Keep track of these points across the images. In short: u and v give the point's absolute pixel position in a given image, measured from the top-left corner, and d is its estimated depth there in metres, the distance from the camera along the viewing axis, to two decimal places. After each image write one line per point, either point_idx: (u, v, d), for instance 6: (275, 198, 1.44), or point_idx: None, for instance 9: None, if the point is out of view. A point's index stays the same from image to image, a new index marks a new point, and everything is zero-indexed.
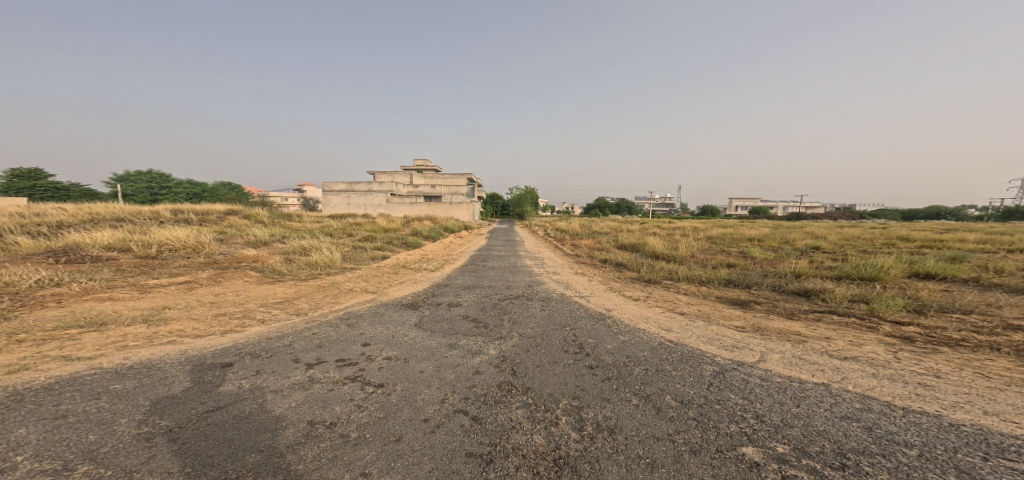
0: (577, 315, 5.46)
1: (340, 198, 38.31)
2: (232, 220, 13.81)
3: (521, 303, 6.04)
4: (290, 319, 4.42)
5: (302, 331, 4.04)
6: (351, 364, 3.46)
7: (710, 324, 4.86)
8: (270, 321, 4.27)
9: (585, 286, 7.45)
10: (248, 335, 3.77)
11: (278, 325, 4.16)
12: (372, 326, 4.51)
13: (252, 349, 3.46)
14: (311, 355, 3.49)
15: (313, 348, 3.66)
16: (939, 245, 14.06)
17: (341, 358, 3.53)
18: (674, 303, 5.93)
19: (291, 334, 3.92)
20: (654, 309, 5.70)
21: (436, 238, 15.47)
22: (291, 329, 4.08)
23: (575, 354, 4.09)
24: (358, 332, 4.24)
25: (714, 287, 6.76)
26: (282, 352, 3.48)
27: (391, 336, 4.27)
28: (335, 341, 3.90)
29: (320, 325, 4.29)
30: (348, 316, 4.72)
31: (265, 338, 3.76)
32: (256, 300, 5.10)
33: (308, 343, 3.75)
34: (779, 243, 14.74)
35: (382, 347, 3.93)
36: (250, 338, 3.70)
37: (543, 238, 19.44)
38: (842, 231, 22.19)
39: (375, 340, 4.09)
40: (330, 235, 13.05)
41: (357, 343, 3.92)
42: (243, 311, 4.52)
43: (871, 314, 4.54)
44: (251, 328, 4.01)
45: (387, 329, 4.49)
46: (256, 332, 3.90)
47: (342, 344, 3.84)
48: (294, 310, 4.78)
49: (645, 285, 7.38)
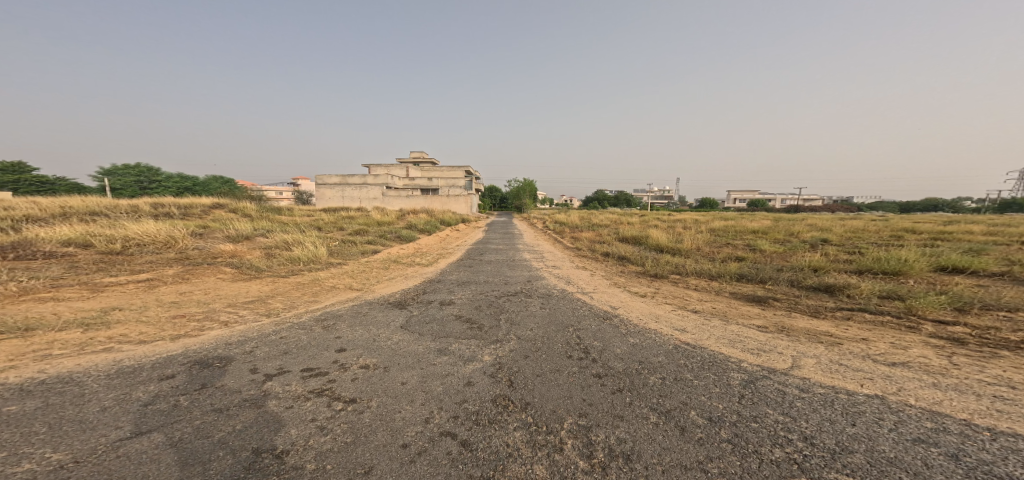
0: (580, 314, 5.01)
1: (334, 192, 37.64)
2: (217, 214, 13.22)
3: (519, 300, 5.56)
4: (259, 320, 3.91)
5: (270, 335, 3.55)
6: (319, 375, 2.97)
7: (728, 323, 4.40)
8: (234, 324, 3.76)
9: (587, 281, 6.99)
10: (204, 341, 3.27)
11: (243, 328, 3.65)
12: (352, 328, 4.02)
13: (204, 358, 2.95)
14: (273, 365, 2.99)
15: (278, 355, 3.18)
16: (951, 237, 13.62)
17: (309, 368, 3.04)
18: (685, 300, 5.47)
19: (256, 339, 3.42)
20: (664, 306, 5.24)
21: (431, 231, 14.97)
22: (257, 333, 3.58)
23: (580, 360, 3.63)
24: (334, 336, 3.75)
25: (726, 282, 6.31)
26: (239, 361, 2.98)
27: (372, 340, 3.79)
28: (305, 347, 3.41)
29: (291, 328, 3.78)
30: (325, 317, 4.22)
31: (224, 343, 3.26)
32: (224, 298, 4.58)
33: (273, 349, 3.26)
34: (784, 235, 14.35)
35: (361, 354, 3.44)
36: (206, 344, 3.20)
37: (542, 230, 19.04)
38: (847, 224, 21.75)
39: (353, 345, 3.61)
40: (320, 229, 12.51)
41: (332, 349, 3.44)
42: (206, 312, 4.00)
43: (908, 312, 4.09)
44: (210, 330, 3.50)
45: (368, 331, 4.01)
46: (216, 336, 3.40)
47: (314, 350, 3.36)
48: (265, 310, 4.26)
49: (652, 280, 6.90)
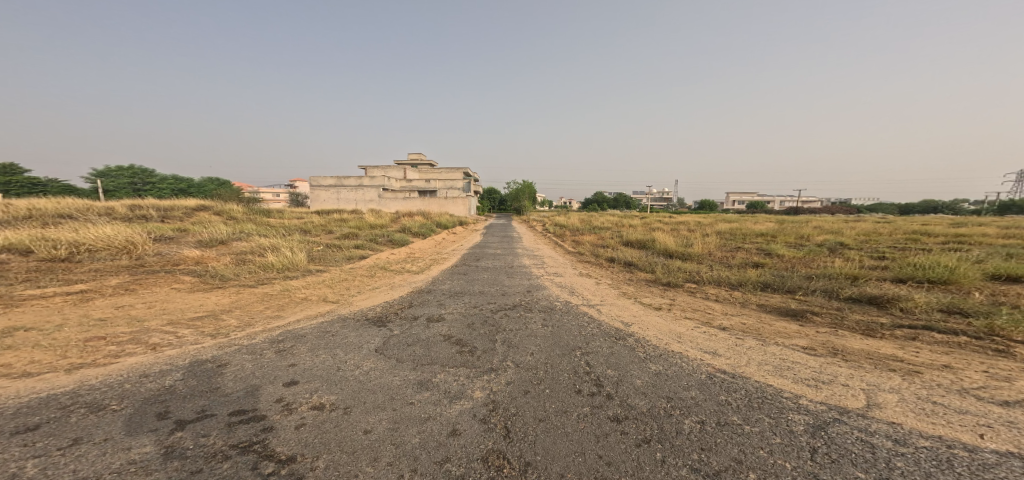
0: (588, 333, 4.34)
1: (329, 193, 36.90)
2: (197, 216, 12.44)
3: (517, 316, 4.89)
4: (197, 343, 3.20)
5: (204, 363, 2.85)
6: (253, 420, 2.27)
7: (767, 345, 3.73)
8: (165, 347, 3.05)
9: (593, 291, 6.31)
10: (111, 372, 2.57)
11: (173, 353, 2.95)
12: (314, 352, 3.32)
13: (96, 398, 2.26)
14: (194, 407, 2.30)
15: (206, 392, 2.49)
16: (968, 240, 13.08)
17: (242, 410, 2.35)
18: (709, 314, 4.80)
19: (182, 368, 2.72)
20: (686, 323, 4.55)
21: (426, 234, 14.27)
22: (190, 360, 2.87)
23: (593, 400, 2.95)
24: (287, 364, 3.04)
25: (750, 292, 5.64)
26: (145, 402, 2.28)
27: (335, 368, 3.09)
28: (244, 380, 2.70)
29: (235, 353, 3.09)
30: (283, 339, 3.52)
31: (138, 375, 2.57)
32: (167, 312, 3.86)
33: (201, 383, 2.57)
34: (795, 238, 13.73)
35: (317, 388, 2.75)
36: (112, 376, 2.51)
37: (542, 233, 18.44)
38: (855, 226, 21.17)
39: (309, 375, 2.91)
40: (307, 232, 11.77)
41: (279, 382, 2.74)
42: (135, 331, 3.29)
43: (986, 332, 3.44)
44: (128, 357, 2.80)
45: (335, 357, 3.31)
46: (130, 364, 2.70)
47: (256, 384, 2.67)
48: (215, 329, 3.56)
49: (667, 289, 6.22)
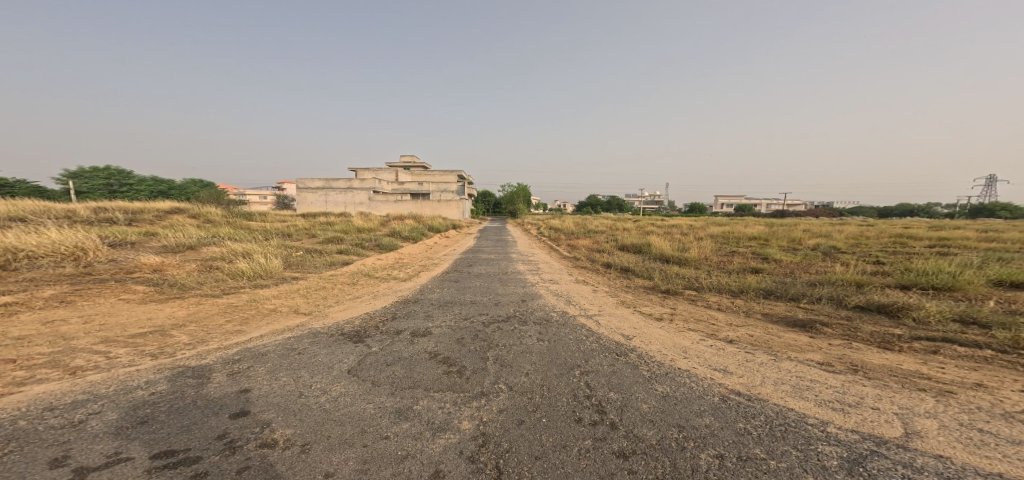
0: (585, 352, 4.00)
1: (316, 196, 36.02)
2: (171, 219, 11.76)
3: (511, 330, 4.55)
4: (129, 365, 2.75)
5: (133, 391, 2.43)
6: (183, 465, 1.86)
7: (780, 360, 3.44)
8: (87, 371, 2.61)
9: (590, 300, 6.00)
10: (6, 404, 2.17)
11: (95, 379, 2.52)
12: (273, 375, 2.90)
13: None
14: (103, 450, 1.89)
15: (125, 429, 2.08)
16: (956, 244, 13.22)
17: (170, 451, 1.95)
18: (713, 326, 4.52)
19: (101, 398, 2.31)
20: (689, 336, 4.25)
21: (415, 238, 13.80)
22: (115, 387, 2.45)
23: (594, 431, 2.63)
24: (239, 391, 2.62)
25: (753, 300, 5.39)
26: (38, 445, 1.88)
27: (296, 395, 2.68)
28: (182, 412, 2.29)
29: (176, 378, 2.66)
30: (239, 359, 3.08)
31: (42, 409, 2.15)
32: (103, 328, 3.37)
33: (122, 418, 2.16)
34: (789, 242, 13.70)
35: (270, 420, 2.34)
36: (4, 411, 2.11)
37: (536, 237, 18.14)
38: (844, 229, 21.39)
39: (264, 404, 2.51)
40: (288, 236, 11.21)
41: (224, 413, 2.33)
42: (57, 352, 2.83)
43: (1012, 345, 3.21)
44: (35, 385, 2.37)
45: (299, 380, 2.90)
46: (34, 394, 2.28)
47: (193, 417, 2.26)
48: (156, 347, 3.11)
49: (666, 298, 5.93)
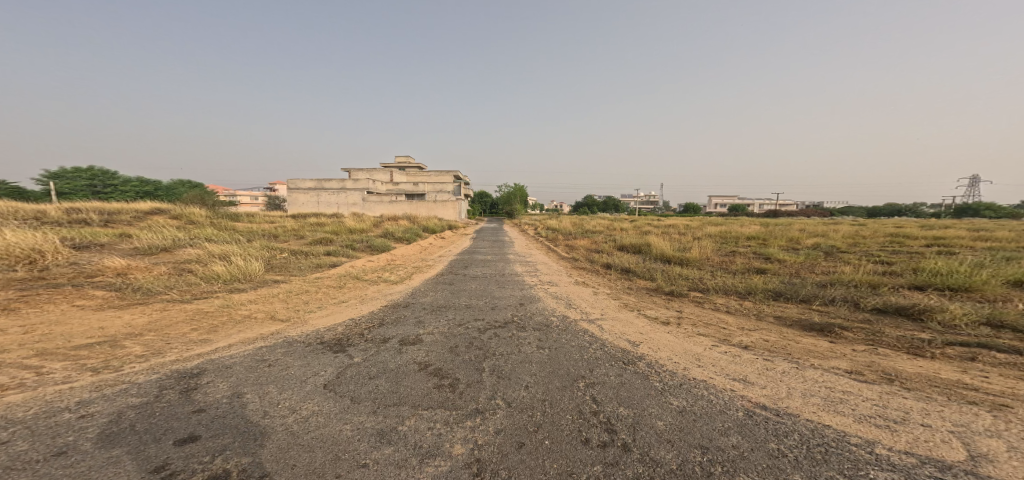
0: (588, 362, 3.69)
1: (307, 196, 35.34)
2: (150, 220, 11.24)
3: (509, 337, 4.24)
4: (63, 383, 2.40)
5: (58, 414, 2.10)
6: None
7: (805, 368, 3.14)
8: (9, 391, 2.26)
9: (591, 304, 5.71)
10: None
11: (15, 400, 2.18)
12: (236, 393, 2.56)
13: None
14: None
15: (34, 463, 1.75)
16: (953, 243, 13.18)
17: None
18: (725, 330, 4.23)
19: (17, 424, 1.98)
20: (701, 342, 3.96)
21: (409, 238, 13.43)
22: (36, 410, 2.11)
23: (605, 454, 2.31)
24: (192, 414, 2.27)
25: (763, 302, 5.12)
26: None
27: (259, 416, 2.35)
28: (115, 440, 1.95)
29: (118, 397, 2.33)
30: (198, 373, 2.74)
31: None
32: (44, 340, 2.97)
33: (33, 450, 1.82)
34: (788, 241, 13.57)
35: (224, 447, 2.01)
36: None
37: (532, 237, 17.84)
38: (839, 229, 21.40)
39: (218, 428, 2.18)
40: (275, 237, 10.77)
41: (167, 439, 2.02)
42: None
43: None
44: None
45: (266, 398, 2.56)
46: None
47: (126, 446, 1.93)
48: (99, 361, 2.74)
49: (671, 300, 5.64)
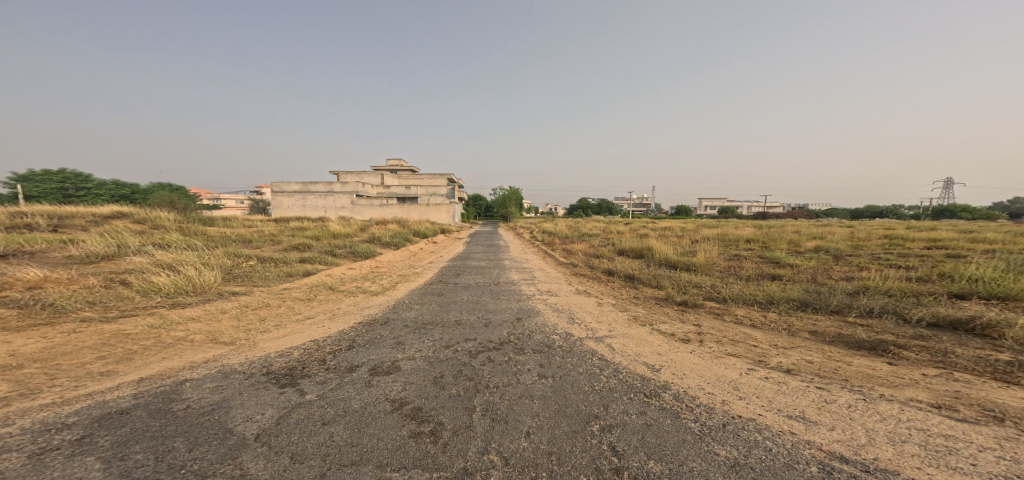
0: (601, 398, 3.02)
1: (292, 200, 34.14)
2: (109, 225, 10.25)
3: (505, 365, 3.57)
4: None
5: None
6: None
7: (876, 400, 2.53)
8: None
9: (596, 318, 5.09)
10: None
11: None
12: (118, 452, 1.84)
13: None
14: None
15: None
16: (951, 245, 13.05)
17: None
18: (757, 349, 3.63)
19: None
20: (734, 365, 3.33)
21: (396, 242, 12.67)
22: None
23: None
24: None
25: (790, 313, 4.55)
26: None
27: None
28: None
29: None
30: (73, 423, 2.01)
31: None
32: None
33: None
34: (789, 244, 13.25)
35: None
36: None
37: (526, 242, 17.27)
38: (834, 231, 21.30)
39: None
40: (248, 243, 9.90)
41: None
42: None
43: None
44: None
45: (159, 460, 1.82)
46: None
47: None
48: None
49: (686, 312, 5.03)
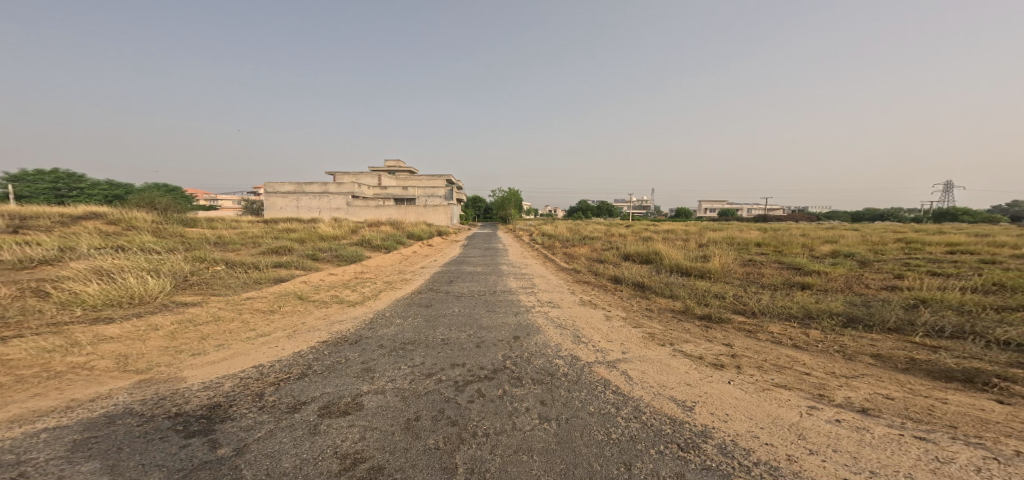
0: (621, 452, 2.30)
1: (287, 200, 33.47)
2: (76, 226, 9.54)
3: (501, 408, 2.86)
4: None
5: None
6: None
7: (1014, 463, 1.82)
8: None
9: (604, 338, 4.37)
10: None
11: None
12: None
13: None
14: None
15: None
16: (972, 248, 12.43)
17: None
18: (813, 377, 2.90)
19: None
20: (789, 402, 2.61)
21: (387, 244, 11.97)
22: None
23: None
24: None
25: (838, 328, 3.84)
26: None
27: None
28: None
29: None
30: None
31: None
32: None
33: None
34: (802, 248, 12.56)
35: None
36: None
37: (526, 245, 16.62)
38: (842, 233, 20.72)
39: None
40: (225, 246, 9.22)
41: None
42: None
43: None
44: None
45: None
46: None
47: None
48: None
49: (711, 328, 4.31)
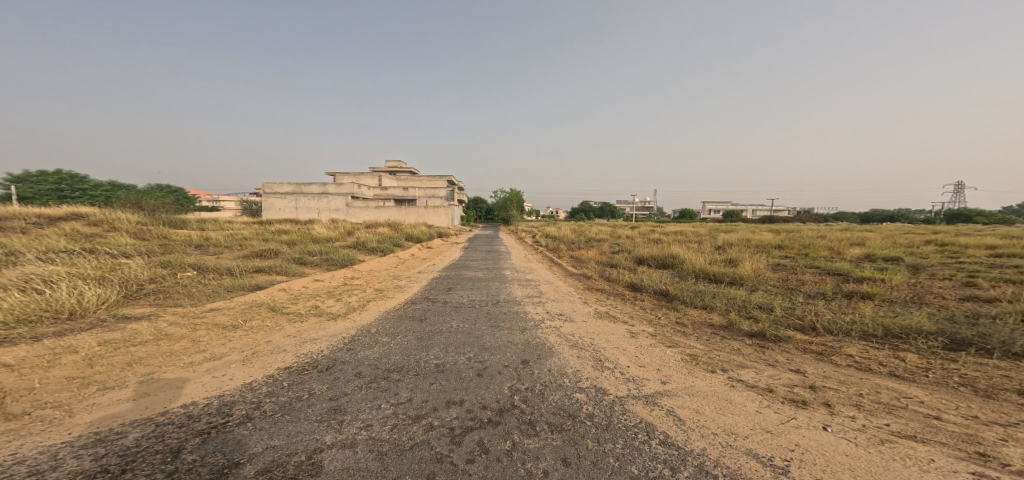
0: None
1: (286, 201, 32.92)
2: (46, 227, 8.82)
3: (514, 472, 2.07)
4: None
5: None
6: None
7: None
8: None
9: (636, 362, 3.58)
10: None
11: None
12: None
13: None
14: None
15: None
16: (1009, 250, 11.60)
17: None
18: (951, 425, 2.10)
19: None
20: (938, 466, 1.81)
21: (384, 246, 11.24)
22: None
23: None
24: None
25: (939, 351, 3.04)
26: None
27: None
28: None
29: None
30: None
31: None
32: None
33: None
34: (827, 251, 11.74)
35: None
36: None
37: (530, 247, 15.89)
38: (860, 235, 19.84)
39: None
40: (206, 249, 8.47)
41: None
42: None
43: None
44: None
45: None
46: None
47: None
48: None
49: (768, 350, 3.51)
